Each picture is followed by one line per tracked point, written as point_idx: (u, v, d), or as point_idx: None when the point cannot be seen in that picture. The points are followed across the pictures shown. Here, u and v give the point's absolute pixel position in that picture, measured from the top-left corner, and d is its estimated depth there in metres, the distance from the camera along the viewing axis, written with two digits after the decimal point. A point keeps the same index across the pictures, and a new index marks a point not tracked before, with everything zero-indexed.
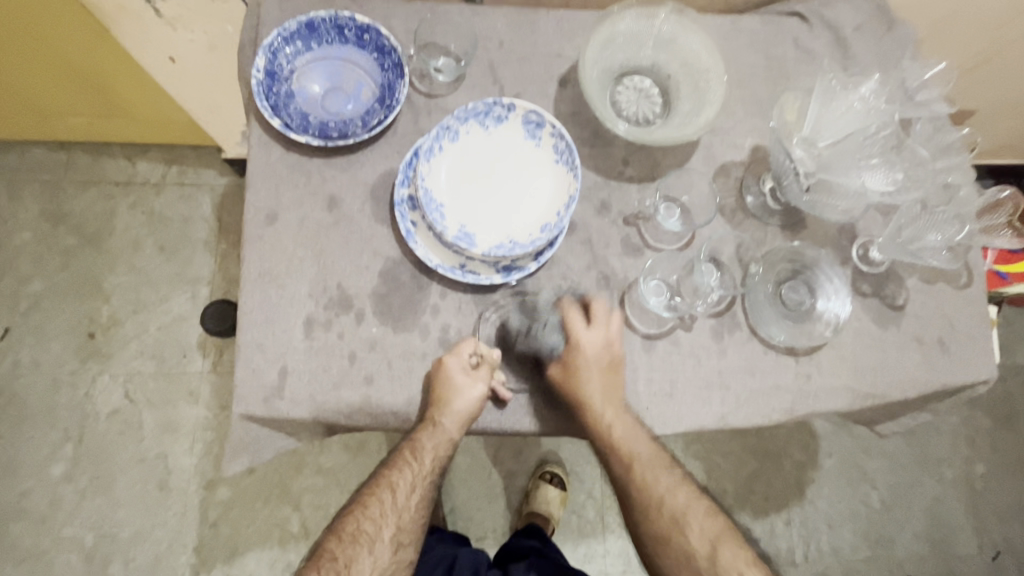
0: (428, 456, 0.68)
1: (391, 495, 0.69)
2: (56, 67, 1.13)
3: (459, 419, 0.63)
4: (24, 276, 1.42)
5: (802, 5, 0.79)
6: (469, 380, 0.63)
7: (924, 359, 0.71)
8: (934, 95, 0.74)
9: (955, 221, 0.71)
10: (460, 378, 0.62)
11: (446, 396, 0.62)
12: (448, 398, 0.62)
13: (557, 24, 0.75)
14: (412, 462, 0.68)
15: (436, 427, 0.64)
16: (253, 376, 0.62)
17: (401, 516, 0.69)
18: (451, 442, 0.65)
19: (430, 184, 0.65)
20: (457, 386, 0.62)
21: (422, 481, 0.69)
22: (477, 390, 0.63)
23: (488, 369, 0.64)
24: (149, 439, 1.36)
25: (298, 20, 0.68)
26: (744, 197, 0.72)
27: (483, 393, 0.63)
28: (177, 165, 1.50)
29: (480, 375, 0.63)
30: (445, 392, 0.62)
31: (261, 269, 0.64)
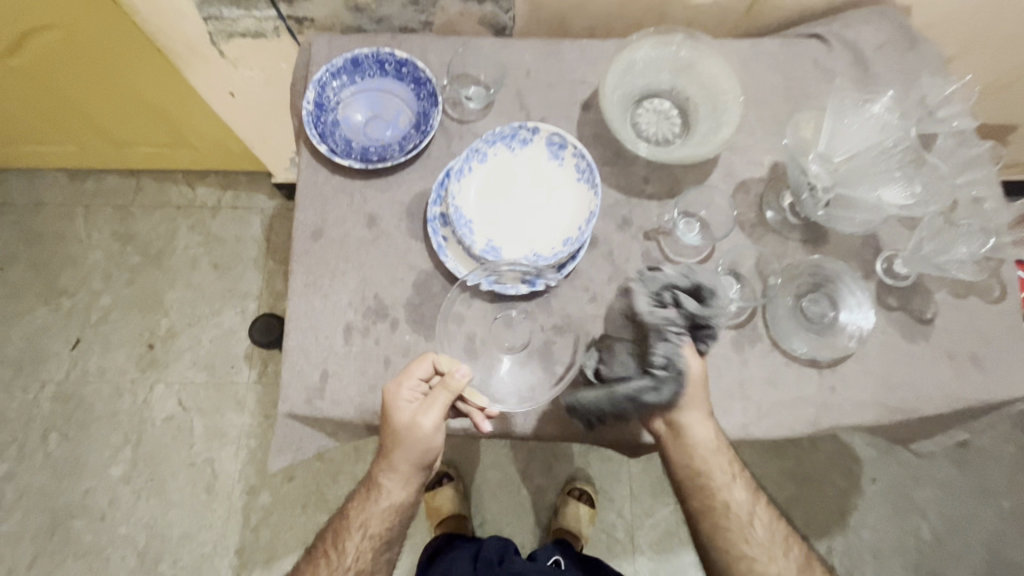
0: (387, 495, 0.71)
1: (353, 535, 0.73)
2: (132, 102, 1.27)
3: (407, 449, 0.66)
4: (95, 291, 1.56)
5: (822, 26, 0.82)
6: (414, 413, 0.64)
7: (956, 374, 0.70)
8: (956, 110, 0.73)
9: (980, 234, 0.71)
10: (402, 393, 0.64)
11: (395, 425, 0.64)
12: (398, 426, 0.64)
13: (582, 53, 0.80)
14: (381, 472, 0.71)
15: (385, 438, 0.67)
16: (297, 377, 0.67)
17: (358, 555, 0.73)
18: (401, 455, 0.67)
19: (460, 202, 0.70)
20: (397, 425, 0.64)
21: (380, 524, 0.72)
22: (428, 416, 0.64)
23: (443, 393, 0.64)
24: (199, 444, 1.45)
25: (344, 57, 0.75)
26: (764, 212, 0.74)
27: (419, 411, 0.64)
28: (232, 190, 1.62)
29: (423, 406, 0.64)
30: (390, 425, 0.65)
31: (307, 281, 0.70)
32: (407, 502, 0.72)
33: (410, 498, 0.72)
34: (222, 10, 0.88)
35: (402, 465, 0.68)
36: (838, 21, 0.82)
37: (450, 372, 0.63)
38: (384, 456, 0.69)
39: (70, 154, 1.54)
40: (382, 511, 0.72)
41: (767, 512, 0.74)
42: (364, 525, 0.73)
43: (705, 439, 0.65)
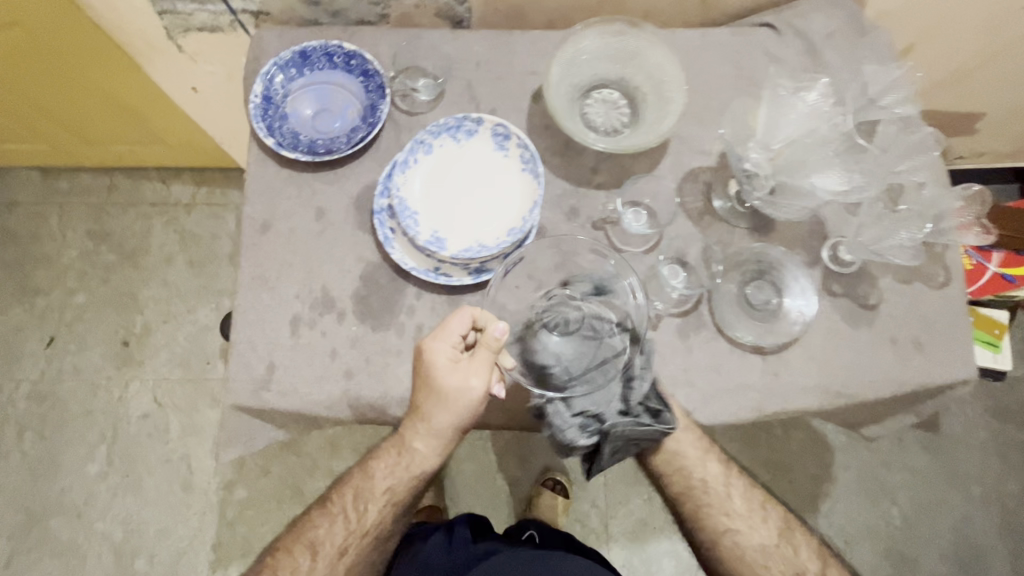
0: (416, 458, 0.74)
1: (373, 495, 0.76)
2: (95, 99, 1.26)
3: (462, 412, 0.68)
4: (69, 290, 1.55)
5: (773, 16, 0.82)
6: (466, 382, 0.67)
7: (899, 358, 0.71)
8: (901, 97, 0.74)
9: (918, 219, 0.73)
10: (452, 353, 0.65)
11: (448, 392, 0.66)
12: (451, 395, 0.67)
13: (532, 44, 0.80)
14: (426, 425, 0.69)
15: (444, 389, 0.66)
16: (244, 370, 0.68)
17: (378, 517, 0.76)
18: (455, 405, 0.67)
19: (405, 194, 0.70)
20: (449, 389, 0.66)
21: (406, 483, 0.76)
22: (479, 390, 0.67)
23: (486, 355, 0.66)
24: (174, 440, 1.46)
25: (292, 50, 0.75)
26: (712, 201, 0.75)
27: (477, 376, 0.67)
28: (207, 187, 1.62)
29: (469, 373, 0.67)
30: (440, 387, 0.66)
31: (254, 274, 0.71)
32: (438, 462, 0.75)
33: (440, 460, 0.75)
34: (176, 5, 0.89)
35: (445, 427, 0.70)
36: (788, 10, 0.83)
37: (489, 331, 0.64)
38: (425, 419, 0.69)
39: (40, 152, 1.53)
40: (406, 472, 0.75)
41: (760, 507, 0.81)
42: (385, 490, 0.76)
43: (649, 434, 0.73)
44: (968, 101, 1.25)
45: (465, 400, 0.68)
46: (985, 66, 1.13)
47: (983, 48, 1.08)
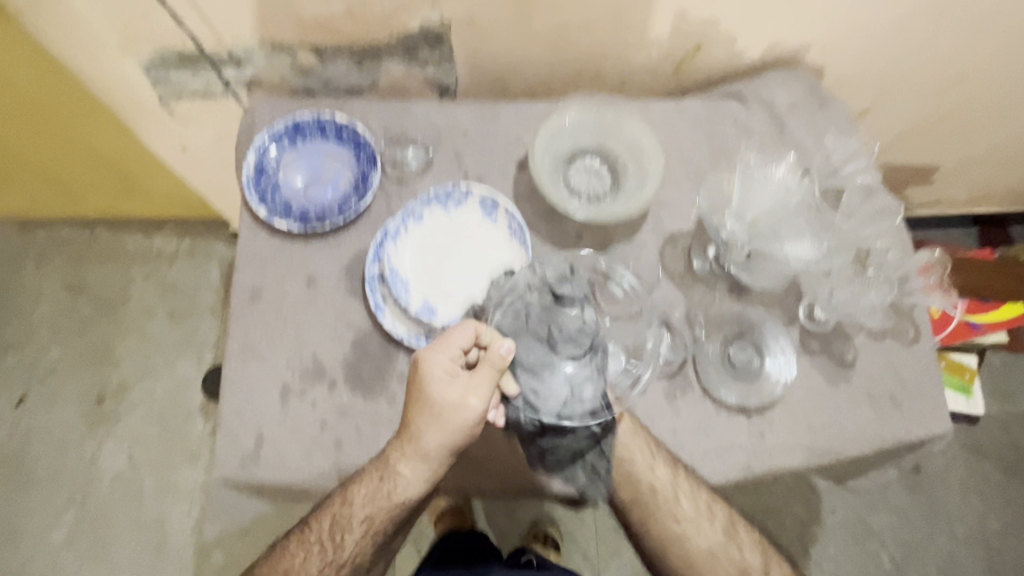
0: (399, 489, 0.64)
1: (347, 534, 0.66)
2: (80, 155, 1.26)
3: (451, 433, 0.62)
4: (43, 345, 1.51)
5: (741, 88, 0.88)
6: (459, 394, 0.62)
7: (877, 415, 0.74)
8: (860, 167, 0.80)
9: (886, 284, 0.77)
10: (447, 373, 0.62)
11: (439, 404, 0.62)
12: (442, 407, 0.62)
13: (516, 114, 0.84)
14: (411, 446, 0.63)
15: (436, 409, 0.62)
16: (232, 443, 0.67)
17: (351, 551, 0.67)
18: (446, 426, 0.62)
19: (396, 263, 0.72)
20: (440, 401, 0.62)
21: (385, 516, 0.66)
22: (472, 405, 0.62)
23: (486, 369, 0.61)
24: (148, 502, 1.40)
25: (285, 122, 0.78)
26: (692, 262, 0.78)
27: (470, 396, 0.62)
28: (190, 238, 1.61)
29: (463, 386, 0.62)
30: (432, 400, 0.62)
31: (244, 343, 0.70)
32: (423, 493, 0.65)
33: (428, 490, 0.65)
34: (169, 74, 0.91)
35: (435, 451, 0.63)
36: (755, 82, 0.88)
37: (494, 346, 0.62)
38: (412, 436, 0.63)
39: (19, 205, 1.51)
40: (387, 505, 0.65)
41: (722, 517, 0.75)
42: (364, 519, 0.66)
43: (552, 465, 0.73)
44: (923, 157, 1.33)
45: (456, 415, 0.62)
46: (937, 126, 1.21)
47: (934, 111, 1.15)
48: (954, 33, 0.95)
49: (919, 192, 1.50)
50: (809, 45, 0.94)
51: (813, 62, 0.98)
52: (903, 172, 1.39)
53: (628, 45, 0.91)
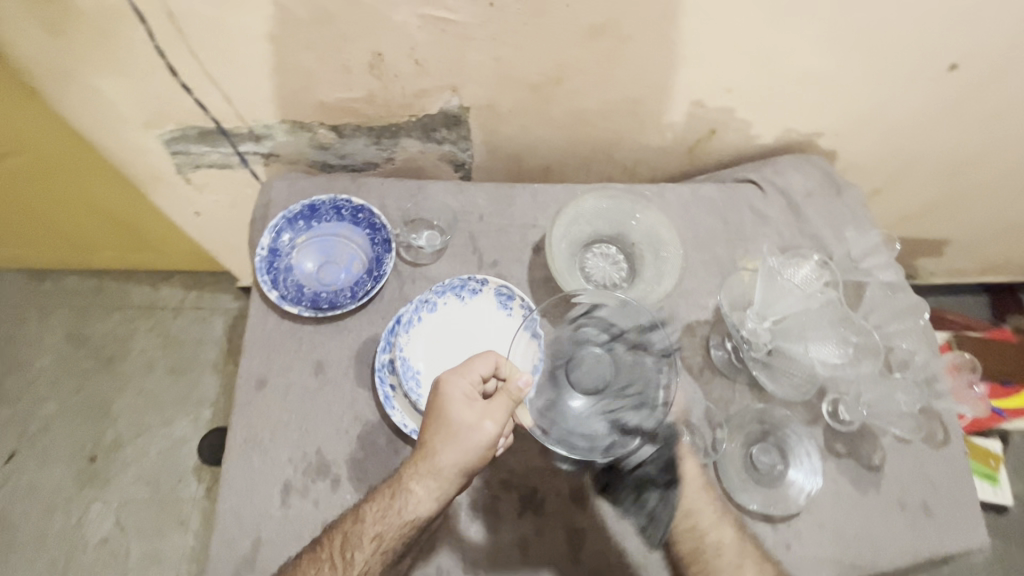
0: (410, 507, 0.59)
1: (356, 551, 0.59)
2: (94, 213, 1.27)
3: (466, 458, 0.58)
4: (39, 398, 1.48)
5: (756, 173, 0.88)
6: (478, 416, 0.59)
7: (908, 524, 0.70)
8: (880, 262, 0.81)
9: (915, 387, 0.74)
10: (466, 394, 0.60)
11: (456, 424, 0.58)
12: (457, 428, 0.58)
13: (532, 197, 0.83)
14: (427, 462, 0.59)
15: (454, 424, 0.59)
16: (227, 546, 0.63)
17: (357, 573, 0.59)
18: (461, 443, 0.58)
19: (408, 353, 0.70)
20: (456, 421, 0.58)
21: (396, 535, 0.59)
22: (487, 429, 0.58)
23: (506, 399, 0.60)
24: (133, 571, 1.33)
25: (302, 204, 0.78)
26: (710, 352, 0.76)
27: (488, 419, 0.59)
28: (196, 291, 1.60)
29: (481, 410, 0.59)
30: (447, 419, 0.59)
31: (246, 434, 0.68)
32: (435, 514, 0.60)
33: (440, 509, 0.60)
34: (189, 146, 0.92)
35: (447, 472, 0.58)
36: (770, 168, 0.89)
37: (513, 379, 0.60)
38: (427, 456, 0.59)
39: (28, 257, 1.50)
40: (399, 523, 0.59)
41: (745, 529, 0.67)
42: (375, 537, 0.59)
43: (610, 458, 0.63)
44: (932, 231, 1.32)
45: (474, 439, 0.58)
46: (949, 206, 1.21)
47: (944, 192, 1.15)
48: (963, 124, 0.95)
49: (930, 263, 1.49)
50: (821, 132, 0.95)
51: (826, 146, 0.99)
52: (914, 245, 1.38)
53: (643, 128, 0.92)
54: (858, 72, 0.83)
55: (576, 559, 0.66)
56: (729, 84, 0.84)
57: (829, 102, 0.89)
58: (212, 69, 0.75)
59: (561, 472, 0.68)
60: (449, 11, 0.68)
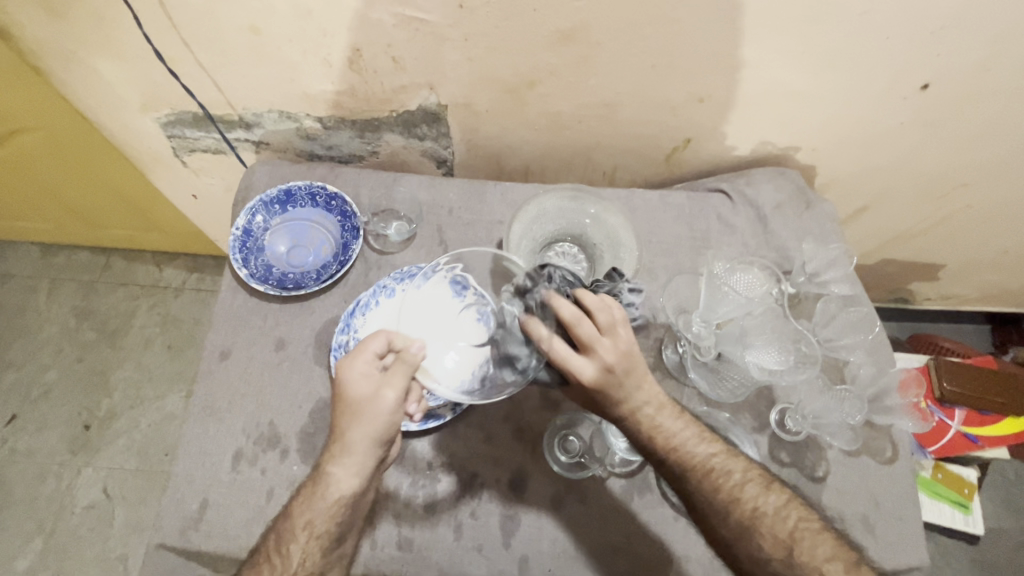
0: (332, 489, 0.61)
1: (295, 548, 0.61)
2: (101, 192, 1.33)
3: (372, 427, 0.61)
4: (42, 366, 1.55)
5: (727, 183, 0.89)
6: (375, 388, 0.62)
7: (846, 538, 0.70)
8: (836, 275, 0.80)
9: (859, 402, 0.73)
10: (364, 368, 0.62)
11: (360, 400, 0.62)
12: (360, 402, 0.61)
13: (502, 194, 0.86)
14: (341, 441, 0.62)
15: (360, 399, 0.61)
16: (177, 506, 0.67)
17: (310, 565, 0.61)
18: (371, 412, 0.61)
19: (363, 335, 0.74)
20: (353, 396, 0.61)
21: (325, 522, 0.61)
22: (390, 398, 0.61)
23: (400, 366, 0.62)
24: (116, 537, 1.38)
25: (278, 189, 0.82)
26: (662, 353, 0.76)
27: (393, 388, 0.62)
28: (198, 273, 1.66)
29: (380, 381, 0.62)
30: (349, 396, 0.62)
31: (205, 402, 0.71)
32: (360, 490, 0.62)
33: (362, 486, 0.62)
34: (184, 130, 0.97)
35: (360, 444, 0.61)
36: (741, 178, 0.89)
37: (405, 346, 0.62)
38: (338, 436, 0.62)
39: (42, 231, 1.58)
40: (324, 508, 0.61)
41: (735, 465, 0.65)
42: (307, 527, 0.61)
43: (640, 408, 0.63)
44: (922, 254, 1.30)
45: (379, 410, 0.61)
46: (937, 229, 1.19)
47: (931, 214, 1.14)
48: (945, 145, 0.95)
49: (924, 287, 1.47)
50: (798, 146, 0.96)
51: (805, 161, 0.99)
52: (905, 268, 1.37)
53: (619, 134, 0.94)
54: (832, 89, 0.84)
55: (509, 546, 0.67)
56: (702, 93, 0.84)
57: (805, 116, 0.89)
58: (202, 57, 0.80)
59: (499, 458, 0.71)
60: (422, 11, 0.71)
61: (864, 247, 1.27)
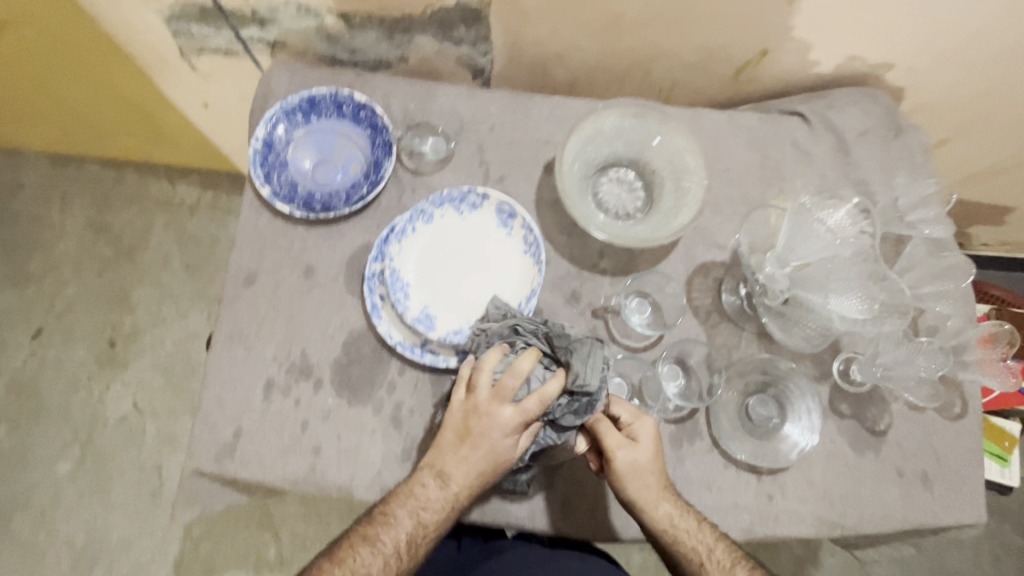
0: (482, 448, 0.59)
1: (399, 530, 0.59)
2: (104, 96, 1.22)
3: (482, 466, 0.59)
4: (63, 281, 1.53)
5: (806, 105, 0.78)
6: (492, 404, 0.59)
7: (901, 493, 0.67)
8: (927, 216, 0.72)
9: (942, 354, 0.67)
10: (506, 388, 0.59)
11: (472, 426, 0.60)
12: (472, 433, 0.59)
13: (550, 110, 0.76)
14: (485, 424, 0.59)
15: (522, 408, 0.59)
16: (209, 433, 0.64)
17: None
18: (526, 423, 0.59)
19: (399, 263, 0.68)
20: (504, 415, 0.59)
21: (428, 539, 0.60)
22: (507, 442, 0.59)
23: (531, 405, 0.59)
24: (149, 448, 1.42)
25: (300, 95, 0.73)
26: (721, 295, 0.70)
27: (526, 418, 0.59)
28: (213, 190, 1.59)
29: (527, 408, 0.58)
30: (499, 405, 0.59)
31: (233, 328, 0.67)
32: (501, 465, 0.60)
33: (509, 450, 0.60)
34: (191, 26, 0.86)
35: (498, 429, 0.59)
36: (823, 100, 0.78)
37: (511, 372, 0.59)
38: (483, 420, 0.59)
39: (49, 139, 1.50)
40: (418, 512, 0.59)
41: (727, 554, 0.60)
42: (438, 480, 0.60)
43: (660, 517, 0.60)
44: (996, 196, 1.19)
45: (500, 445, 0.59)
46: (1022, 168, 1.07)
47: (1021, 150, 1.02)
48: None
49: (985, 232, 1.36)
50: (891, 64, 0.83)
51: (894, 82, 0.87)
52: (970, 210, 1.26)
53: (685, 43, 0.81)
54: None
55: (551, 487, 0.65)
56: None
57: (910, 25, 0.76)
58: None
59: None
60: None
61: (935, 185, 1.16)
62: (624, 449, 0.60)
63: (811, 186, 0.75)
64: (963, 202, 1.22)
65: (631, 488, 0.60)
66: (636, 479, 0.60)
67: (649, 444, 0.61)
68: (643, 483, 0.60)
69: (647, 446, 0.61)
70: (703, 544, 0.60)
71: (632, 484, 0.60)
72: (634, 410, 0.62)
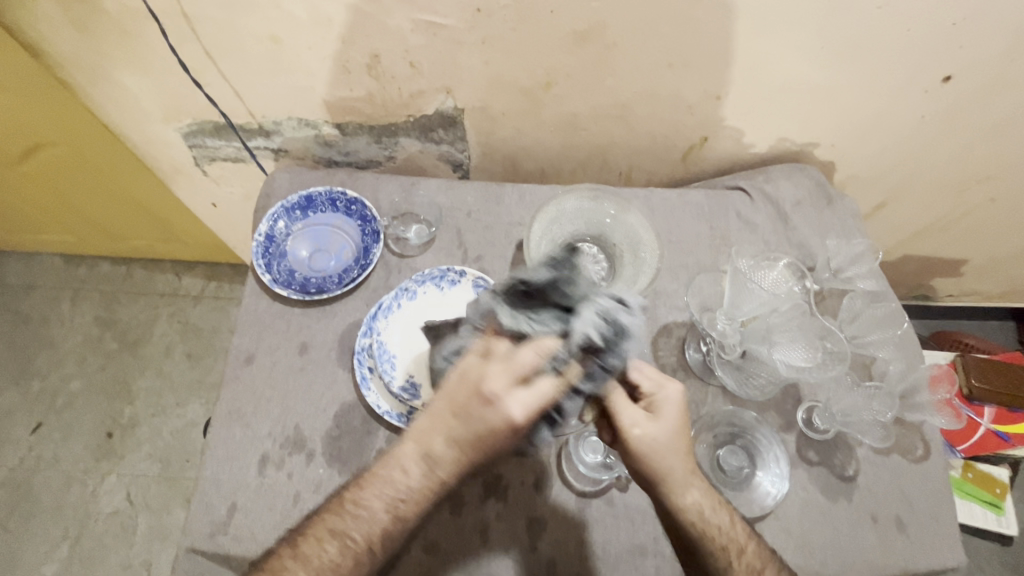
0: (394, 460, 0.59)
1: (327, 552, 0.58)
2: (121, 201, 1.34)
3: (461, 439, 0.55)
4: (66, 375, 1.58)
5: (746, 181, 0.88)
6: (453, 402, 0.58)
7: (879, 539, 0.68)
8: (861, 272, 0.80)
9: (889, 399, 0.73)
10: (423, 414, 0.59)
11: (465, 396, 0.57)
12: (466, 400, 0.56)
13: (519, 197, 0.86)
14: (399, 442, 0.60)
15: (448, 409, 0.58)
16: (205, 510, 0.67)
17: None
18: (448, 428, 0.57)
19: (386, 337, 0.75)
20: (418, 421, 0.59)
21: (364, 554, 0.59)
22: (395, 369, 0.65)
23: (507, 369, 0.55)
24: (139, 544, 1.40)
25: (299, 195, 0.83)
26: (685, 353, 0.76)
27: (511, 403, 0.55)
28: (215, 281, 1.68)
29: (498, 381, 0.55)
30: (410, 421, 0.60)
31: (231, 407, 0.72)
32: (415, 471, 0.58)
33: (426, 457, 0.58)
34: (204, 140, 0.98)
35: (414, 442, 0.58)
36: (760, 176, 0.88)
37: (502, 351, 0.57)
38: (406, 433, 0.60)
39: (65, 243, 1.61)
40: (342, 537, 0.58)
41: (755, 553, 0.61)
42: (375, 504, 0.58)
43: (688, 505, 0.60)
44: (945, 251, 1.28)
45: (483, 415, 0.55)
46: (963, 223, 1.17)
47: (954, 208, 1.12)
48: (970, 137, 0.93)
49: (947, 283, 1.43)
50: (817, 143, 0.95)
51: (823, 157, 0.98)
52: (926, 265, 1.34)
53: (634, 134, 0.94)
54: (855, 80, 0.82)
55: (535, 548, 0.66)
56: (720, 91, 0.83)
57: (824, 111, 0.88)
58: (224, 66, 0.81)
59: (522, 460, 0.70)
60: (439, 17, 0.72)
61: (886, 243, 1.25)
62: (640, 426, 0.59)
63: (757, 249, 0.84)
64: (917, 256, 1.30)
65: (654, 466, 0.59)
66: (655, 458, 0.59)
67: (680, 422, 0.60)
68: (665, 462, 0.59)
69: (668, 424, 0.59)
70: (733, 541, 0.61)
71: (656, 461, 0.59)
72: (656, 379, 0.61)
